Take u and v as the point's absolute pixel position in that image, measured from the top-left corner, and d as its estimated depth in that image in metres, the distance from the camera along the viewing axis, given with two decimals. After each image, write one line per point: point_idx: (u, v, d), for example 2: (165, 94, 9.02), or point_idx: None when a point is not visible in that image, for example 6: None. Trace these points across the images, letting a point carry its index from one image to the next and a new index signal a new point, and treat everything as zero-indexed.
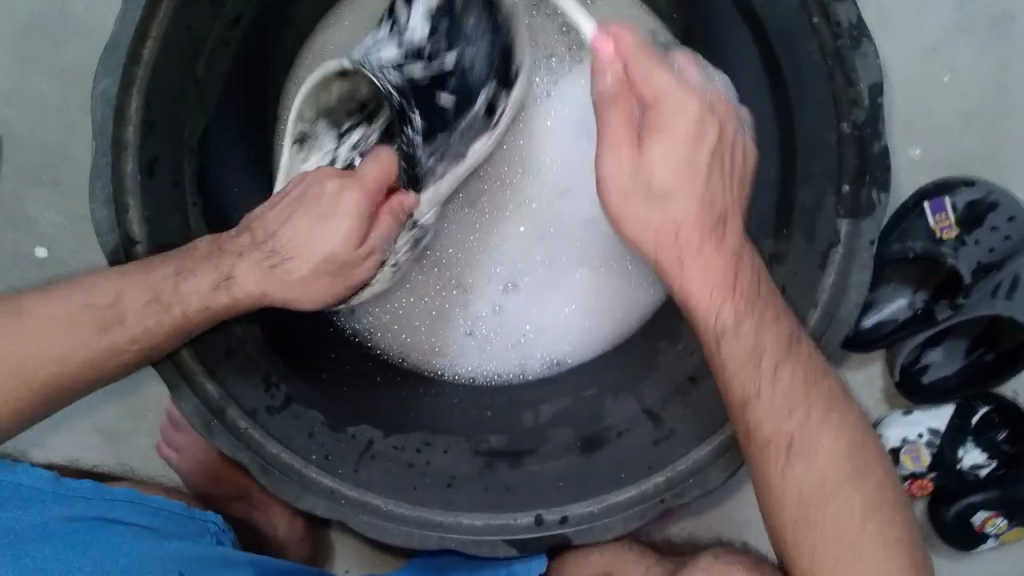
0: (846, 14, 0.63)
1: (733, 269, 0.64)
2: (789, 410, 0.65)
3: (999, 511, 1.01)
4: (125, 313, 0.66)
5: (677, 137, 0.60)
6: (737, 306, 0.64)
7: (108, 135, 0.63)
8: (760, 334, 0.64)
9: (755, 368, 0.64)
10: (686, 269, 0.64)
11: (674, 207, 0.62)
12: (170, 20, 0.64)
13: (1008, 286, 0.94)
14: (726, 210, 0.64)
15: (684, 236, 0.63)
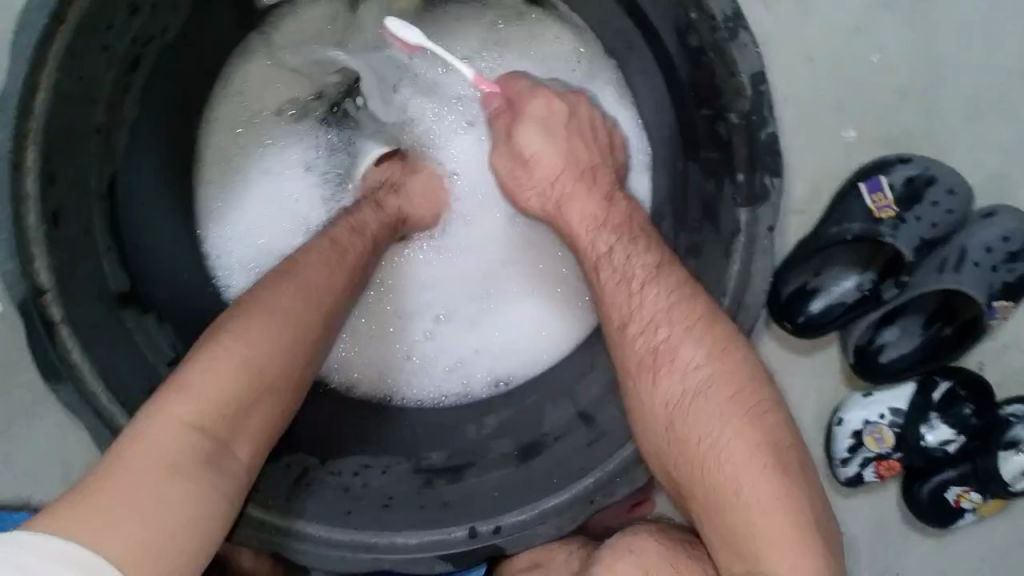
0: (719, 7, 0.62)
1: (607, 205, 0.77)
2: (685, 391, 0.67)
3: (971, 486, 1.01)
4: (284, 360, 0.66)
5: (543, 122, 0.81)
6: (609, 237, 0.74)
7: (5, 189, 0.63)
8: (651, 303, 0.69)
9: (645, 333, 0.69)
10: (567, 207, 0.79)
11: (546, 167, 0.81)
12: (59, 70, 0.64)
13: (954, 260, 0.95)
14: (593, 166, 0.80)
15: (560, 181, 0.80)
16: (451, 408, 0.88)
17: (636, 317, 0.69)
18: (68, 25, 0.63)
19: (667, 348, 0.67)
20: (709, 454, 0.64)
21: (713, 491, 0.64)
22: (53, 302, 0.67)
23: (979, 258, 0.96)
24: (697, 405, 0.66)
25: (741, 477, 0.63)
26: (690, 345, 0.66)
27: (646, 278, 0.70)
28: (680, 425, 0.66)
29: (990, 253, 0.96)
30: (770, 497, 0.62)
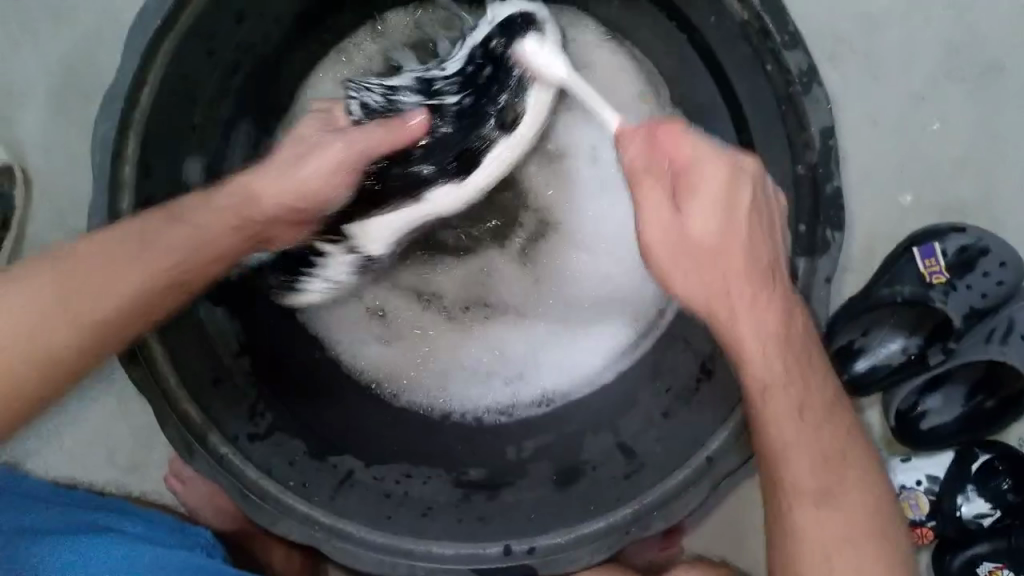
0: (796, 62, 0.65)
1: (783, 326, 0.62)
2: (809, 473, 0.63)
3: (1005, 562, 0.99)
4: (120, 252, 0.64)
5: (708, 216, 0.60)
6: (777, 371, 0.62)
7: (104, 174, 0.69)
8: (780, 402, 0.62)
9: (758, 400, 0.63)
10: (736, 322, 0.61)
11: (724, 262, 0.60)
12: (167, 69, 0.69)
13: (1003, 330, 0.95)
14: (770, 262, 0.62)
15: (731, 285, 0.61)
16: (491, 427, 0.89)
17: (732, 317, 0.61)
18: (179, 29, 0.68)
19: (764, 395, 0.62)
20: (819, 478, 0.63)
21: (818, 506, 0.63)
22: None
23: None
24: (811, 420, 0.63)
25: (848, 486, 0.64)
26: (761, 313, 0.61)
27: (710, 196, 0.60)
28: (798, 496, 0.63)
29: None
30: (862, 509, 0.64)
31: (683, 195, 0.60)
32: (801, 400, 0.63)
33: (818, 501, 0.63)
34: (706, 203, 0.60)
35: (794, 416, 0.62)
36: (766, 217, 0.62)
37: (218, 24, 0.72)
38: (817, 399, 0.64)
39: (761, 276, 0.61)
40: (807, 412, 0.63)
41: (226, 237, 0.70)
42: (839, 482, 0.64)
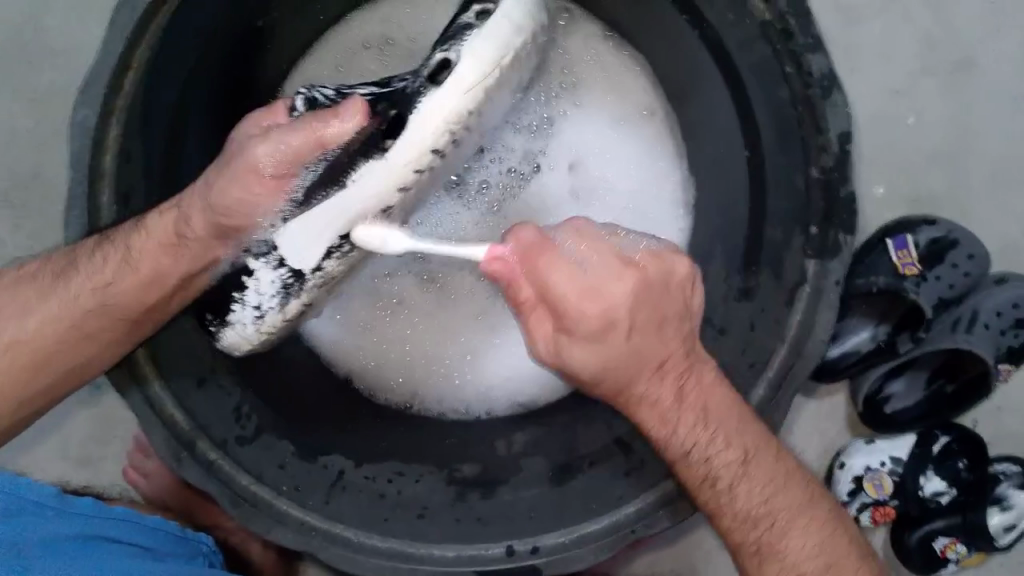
0: (817, 66, 0.64)
1: (680, 402, 0.68)
2: (748, 503, 0.67)
3: (959, 536, 1.04)
4: (88, 266, 0.69)
5: (590, 335, 0.64)
6: (687, 436, 0.67)
7: (85, 164, 0.62)
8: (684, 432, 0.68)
9: (710, 476, 0.67)
10: (640, 410, 0.68)
11: (596, 370, 0.66)
12: (153, 48, 0.63)
13: (967, 321, 0.99)
14: (665, 356, 0.67)
15: (631, 388, 0.67)
16: (473, 420, 0.87)
17: (647, 406, 0.68)
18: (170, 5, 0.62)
19: (712, 476, 0.67)
20: (748, 511, 0.67)
21: (758, 545, 0.67)
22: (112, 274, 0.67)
23: (990, 320, 0.99)
24: (725, 483, 0.67)
25: (787, 528, 0.67)
26: (664, 385, 0.68)
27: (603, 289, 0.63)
28: (743, 530, 0.68)
29: (1000, 317, 0.99)
30: (809, 542, 0.66)
31: (556, 310, 0.63)
32: (707, 457, 0.67)
33: (757, 538, 0.67)
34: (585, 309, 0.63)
35: (707, 478, 0.67)
36: (681, 303, 0.67)
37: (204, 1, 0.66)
38: (723, 463, 0.67)
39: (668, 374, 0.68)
40: (713, 457, 0.67)
41: (159, 261, 0.69)
42: (775, 523, 0.67)
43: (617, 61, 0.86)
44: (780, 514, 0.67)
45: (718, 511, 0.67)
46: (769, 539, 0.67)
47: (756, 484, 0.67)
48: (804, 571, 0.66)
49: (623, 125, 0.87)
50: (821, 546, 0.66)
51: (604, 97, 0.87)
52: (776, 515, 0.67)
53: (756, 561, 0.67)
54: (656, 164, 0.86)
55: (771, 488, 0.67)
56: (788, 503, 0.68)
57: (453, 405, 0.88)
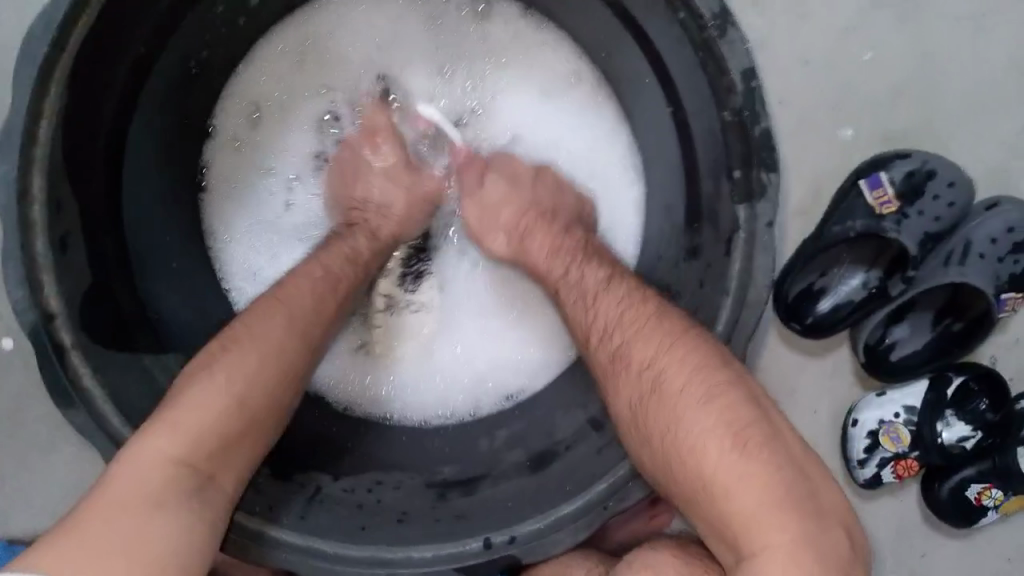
0: (707, 6, 0.62)
1: (627, 304, 0.70)
2: (645, 353, 0.67)
3: (993, 482, 0.99)
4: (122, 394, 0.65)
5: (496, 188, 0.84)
6: (609, 314, 0.71)
7: (14, 217, 0.64)
8: (606, 313, 0.71)
9: (606, 340, 0.71)
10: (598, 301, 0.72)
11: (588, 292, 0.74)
12: (64, 96, 0.65)
13: (960, 252, 0.95)
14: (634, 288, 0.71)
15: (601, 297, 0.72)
16: (454, 424, 0.87)
17: (566, 279, 0.76)
18: (70, 52, 0.64)
19: (623, 351, 0.69)
20: (650, 381, 0.66)
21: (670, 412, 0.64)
22: (61, 327, 0.67)
23: (984, 249, 0.95)
24: (623, 341, 0.69)
25: (697, 395, 0.63)
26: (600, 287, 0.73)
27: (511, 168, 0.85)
28: (650, 396, 0.66)
29: (996, 245, 0.95)
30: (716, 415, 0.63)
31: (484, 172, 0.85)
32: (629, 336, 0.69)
33: (659, 408, 0.65)
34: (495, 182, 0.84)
35: (617, 350, 0.69)
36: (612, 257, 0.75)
37: (106, 47, 0.68)
38: (627, 330, 0.69)
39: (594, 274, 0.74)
40: (625, 320, 0.69)
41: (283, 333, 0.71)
42: (670, 390, 0.65)
43: (543, 42, 0.85)
44: (696, 390, 0.64)
45: (623, 359, 0.69)
46: (684, 399, 0.64)
47: (653, 340, 0.67)
48: (693, 443, 0.62)
49: (558, 95, 0.87)
50: (723, 420, 0.62)
51: (528, 71, 0.86)
52: (694, 387, 0.64)
53: (660, 434, 0.64)
54: (597, 122, 0.86)
55: (688, 357, 0.64)
56: (703, 373, 0.64)
57: (384, 412, 0.88)
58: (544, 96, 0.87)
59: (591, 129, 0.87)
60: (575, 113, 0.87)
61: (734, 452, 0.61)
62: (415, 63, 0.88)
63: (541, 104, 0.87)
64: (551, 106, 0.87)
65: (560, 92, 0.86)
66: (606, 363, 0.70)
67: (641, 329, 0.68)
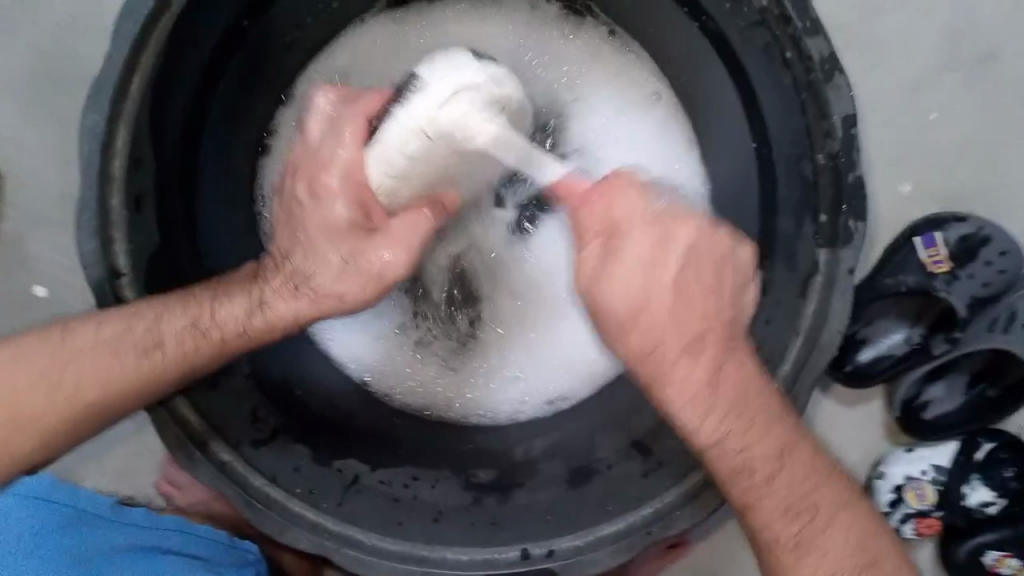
0: (817, 49, 0.63)
1: (714, 380, 0.64)
2: (779, 499, 0.64)
3: (1012, 551, 0.99)
4: (167, 336, 0.67)
5: (628, 266, 0.63)
6: (713, 421, 0.65)
7: (96, 164, 0.63)
8: (696, 373, 0.64)
9: (720, 443, 0.65)
10: (669, 375, 0.65)
11: (642, 327, 0.64)
12: (158, 56, 0.65)
13: (1005, 319, 0.93)
14: (704, 328, 0.65)
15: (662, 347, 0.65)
16: (491, 426, 0.86)
17: (661, 346, 0.65)
18: (174, 13, 0.64)
19: (722, 444, 0.65)
20: (787, 502, 0.65)
21: (796, 537, 0.64)
22: (125, 286, 0.68)
23: None
24: (723, 430, 0.64)
25: (823, 523, 0.65)
26: (694, 362, 0.65)
27: (642, 258, 0.63)
28: (757, 506, 0.65)
29: None
30: (847, 536, 0.64)
31: (612, 260, 0.64)
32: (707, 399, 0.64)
33: (795, 532, 0.64)
34: (619, 279, 0.64)
35: (743, 467, 0.64)
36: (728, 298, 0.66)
37: (209, 13, 0.68)
38: (766, 452, 0.64)
39: (691, 337, 0.64)
40: (751, 447, 0.64)
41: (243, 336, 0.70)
42: (818, 515, 0.65)
43: (625, 57, 0.84)
44: (820, 509, 0.65)
45: (713, 448, 0.65)
46: (808, 532, 0.64)
47: (785, 481, 0.65)
48: (840, 570, 0.63)
49: (631, 116, 0.85)
50: (860, 545, 0.65)
51: (603, 90, 0.86)
52: (815, 508, 0.65)
53: (794, 554, 0.64)
54: (671, 147, 0.84)
55: (782, 461, 0.65)
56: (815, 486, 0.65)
57: (434, 403, 0.87)
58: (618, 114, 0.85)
59: (660, 151, 0.85)
60: (646, 134, 0.85)
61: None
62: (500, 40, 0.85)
63: (614, 121, 0.86)
64: (622, 123, 0.86)
65: (634, 111, 0.85)
66: (722, 475, 0.65)
67: (780, 455, 0.65)
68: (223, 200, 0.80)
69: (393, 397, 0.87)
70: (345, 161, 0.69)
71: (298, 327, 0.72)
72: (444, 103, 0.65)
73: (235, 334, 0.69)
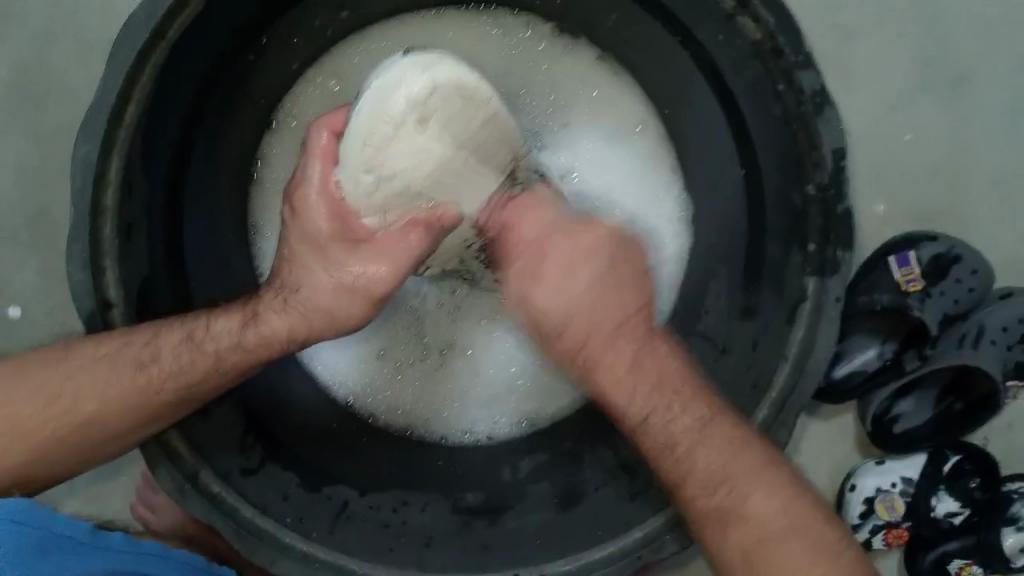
0: (809, 84, 0.64)
1: (635, 367, 0.70)
2: (706, 463, 0.66)
3: (975, 558, 1.03)
4: (163, 353, 0.68)
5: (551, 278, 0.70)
6: (645, 399, 0.69)
7: (88, 199, 0.62)
8: (622, 359, 0.70)
9: (652, 414, 0.68)
10: (595, 370, 0.70)
11: (568, 332, 0.71)
12: (151, 86, 0.64)
13: (973, 336, 0.98)
14: (625, 318, 0.70)
15: (591, 342, 0.70)
16: (472, 447, 0.86)
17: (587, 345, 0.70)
18: (167, 41, 0.63)
19: (648, 417, 0.69)
20: (708, 474, 0.66)
21: (717, 510, 0.66)
22: (117, 316, 0.67)
23: (996, 337, 0.98)
24: (659, 400, 0.68)
25: (741, 490, 0.66)
26: (618, 348, 0.70)
27: (567, 263, 0.70)
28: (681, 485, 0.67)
29: (1006, 333, 0.98)
30: (771, 501, 0.65)
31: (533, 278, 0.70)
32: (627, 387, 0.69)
33: (716, 504, 0.66)
34: (553, 283, 0.70)
35: (666, 444, 0.68)
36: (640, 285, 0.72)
37: (196, 35, 0.67)
38: (684, 425, 0.67)
39: (616, 327, 0.70)
40: (677, 419, 0.68)
41: (233, 359, 0.70)
42: (734, 487, 0.66)
43: (612, 90, 0.86)
44: (737, 478, 0.66)
45: (643, 427, 0.69)
46: (728, 501, 0.66)
47: (714, 446, 0.66)
48: (767, 534, 0.65)
49: (617, 144, 0.86)
50: (784, 508, 0.65)
51: (591, 115, 0.86)
52: (734, 478, 0.66)
53: (722, 525, 0.65)
54: (658, 178, 0.86)
55: (729, 449, 0.66)
56: (746, 461, 0.66)
57: (408, 422, 0.87)
58: (607, 139, 0.86)
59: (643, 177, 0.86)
60: (631, 164, 0.86)
61: (789, 540, 0.64)
62: (495, 60, 0.85)
63: (601, 145, 0.86)
64: (607, 150, 0.86)
65: (616, 138, 0.86)
66: (660, 459, 0.68)
67: (700, 426, 0.67)
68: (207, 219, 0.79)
69: (376, 416, 0.87)
70: (317, 179, 0.68)
71: (292, 343, 0.71)
72: (369, 144, 0.63)
73: (230, 348, 0.70)
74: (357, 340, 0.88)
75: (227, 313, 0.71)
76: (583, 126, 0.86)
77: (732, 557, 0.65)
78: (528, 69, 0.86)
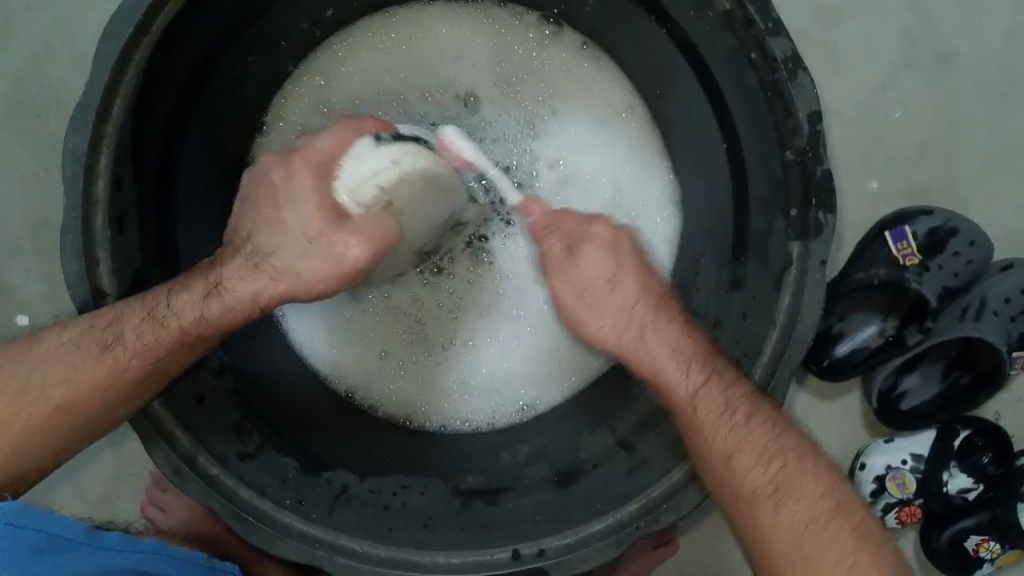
0: (779, 49, 0.65)
1: (688, 337, 0.73)
2: (761, 439, 0.69)
3: (991, 534, 1.01)
4: (124, 332, 0.68)
5: (599, 242, 0.77)
6: (696, 372, 0.71)
7: (79, 189, 0.64)
8: (666, 336, 0.73)
9: (715, 390, 0.70)
10: (647, 339, 0.74)
11: (620, 297, 0.76)
12: (138, 79, 0.66)
13: (975, 308, 0.97)
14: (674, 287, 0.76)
15: (638, 312, 0.75)
16: (471, 433, 0.87)
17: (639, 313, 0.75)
18: (151, 36, 0.65)
19: (707, 387, 0.70)
20: (759, 450, 0.69)
21: (772, 485, 0.69)
22: (110, 304, 0.69)
23: (999, 308, 0.97)
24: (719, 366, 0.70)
25: (794, 468, 0.69)
26: (666, 326, 0.74)
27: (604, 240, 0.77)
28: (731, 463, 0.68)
29: (1008, 304, 0.98)
30: (815, 483, 0.69)
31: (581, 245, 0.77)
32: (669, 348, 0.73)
33: (770, 479, 0.69)
34: (592, 258, 0.77)
35: (726, 409, 0.69)
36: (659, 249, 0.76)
37: (181, 33, 0.69)
38: (741, 395, 0.69)
39: (656, 301, 0.76)
40: (733, 387, 0.69)
41: (193, 323, 0.70)
42: (787, 465, 0.69)
43: (596, 76, 0.87)
44: (790, 456, 0.70)
45: (693, 403, 0.70)
46: (783, 477, 0.69)
47: (767, 424, 0.69)
48: (813, 512, 0.68)
49: (602, 130, 0.87)
50: (828, 488, 0.69)
51: (576, 101, 0.88)
52: (786, 456, 0.70)
53: (772, 503, 0.68)
54: (646, 162, 0.87)
55: (778, 427, 0.69)
56: (788, 444, 0.70)
57: (406, 411, 0.88)
58: (592, 125, 0.87)
59: (627, 161, 0.87)
60: (616, 149, 0.87)
61: (836, 518, 0.68)
62: (478, 52, 0.89)
63: (587, 130, 0.88)
64: (591, 137, 0.88)
65: (600, 122, 0.87)
66: (712, 424, 0.69)
67: (753, 396, 0.69)
68: (199, 212, 0.81)
69: (377, 407, 0.88)
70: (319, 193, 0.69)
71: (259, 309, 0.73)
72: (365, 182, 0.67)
73: (193, 319, 0.70)
74: (350, 336, 0.89)
75: (191, 283, 0.72)
76: (568, 112, 0.88)
77: (785, 533, 0.67)
78: (514, 57, 0.88)
